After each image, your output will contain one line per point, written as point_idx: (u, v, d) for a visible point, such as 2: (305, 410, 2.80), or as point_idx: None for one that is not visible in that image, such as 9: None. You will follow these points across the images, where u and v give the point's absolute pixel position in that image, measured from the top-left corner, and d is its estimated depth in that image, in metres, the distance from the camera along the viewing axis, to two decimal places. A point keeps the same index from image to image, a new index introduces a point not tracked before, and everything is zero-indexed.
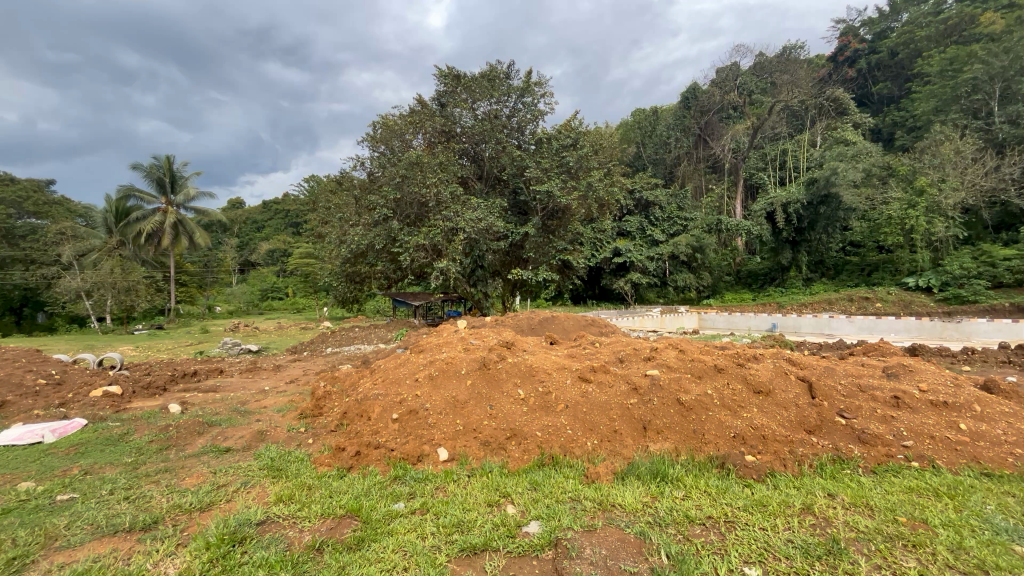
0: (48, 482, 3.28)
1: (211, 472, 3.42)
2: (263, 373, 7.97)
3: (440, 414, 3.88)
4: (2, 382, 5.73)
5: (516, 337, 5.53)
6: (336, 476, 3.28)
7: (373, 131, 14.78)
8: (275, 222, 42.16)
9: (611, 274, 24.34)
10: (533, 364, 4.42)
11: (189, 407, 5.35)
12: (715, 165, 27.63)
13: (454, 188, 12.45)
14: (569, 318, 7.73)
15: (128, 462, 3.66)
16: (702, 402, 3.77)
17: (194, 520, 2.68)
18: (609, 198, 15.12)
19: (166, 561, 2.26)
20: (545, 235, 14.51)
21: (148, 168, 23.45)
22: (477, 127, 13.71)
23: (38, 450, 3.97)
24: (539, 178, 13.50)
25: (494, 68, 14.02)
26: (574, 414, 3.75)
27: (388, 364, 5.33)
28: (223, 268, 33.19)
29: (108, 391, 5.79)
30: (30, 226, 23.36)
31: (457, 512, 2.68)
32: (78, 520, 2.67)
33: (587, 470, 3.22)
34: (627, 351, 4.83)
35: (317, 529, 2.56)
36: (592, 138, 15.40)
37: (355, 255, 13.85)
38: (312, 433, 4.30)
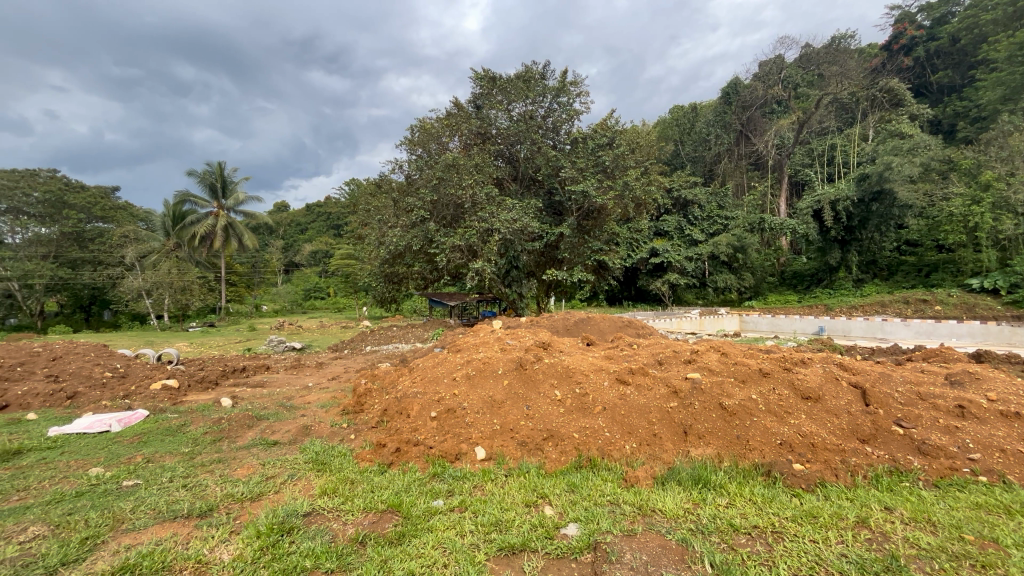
0: (115, 468, 3.51)
1: (261, 464, 3.57)
2: (307, 369, 8.27)
3: (477, 413, 3.92)
4: (74, 374, 6.19)
5: (552, 337, 5.52)
6: (378, 471, 3.36)
7: (412, 135, 15.07)
8: (318, 224, 43.77)
9: (648, 275, 23.93)
10: (570, 365, 4.38)
11: (239, 402, 5.62)
12: (758, 162, 26.69)
13: (489, 189, 12.54)
14: (605, 319, 7.63)
15: (185, 452, 3.87)
16: (746, 407, 3.64)
17: (245, 510, 2.80)
18: (646, 198, 14.88)
19: (221, 547, 2.37)
20: (581, 236, 14.40)
21: (202, 174, 24.81)
22: (512, 128, 13.72)
23: (107, 438, 4.26)
24: (574, 178, 13.43)
25: (530, 69, 14.02)
26: (611, 416, 3.70)
27: (426, 363, 5.41)
28: (269, 269, 34.71)
29: (166, 384, 6.15)
30: (98, 230, 25.10)
31: (495, 511, 2.69)
32: (142, 505, 2.84)
33: (626, 473, 3.17)
34: (665, 353, 4.71)
35: (360, 523, 2.63)
36: (628, 137, 15.19)
37: (393, 256, 14.16)
38: (354, 429, 4.42)
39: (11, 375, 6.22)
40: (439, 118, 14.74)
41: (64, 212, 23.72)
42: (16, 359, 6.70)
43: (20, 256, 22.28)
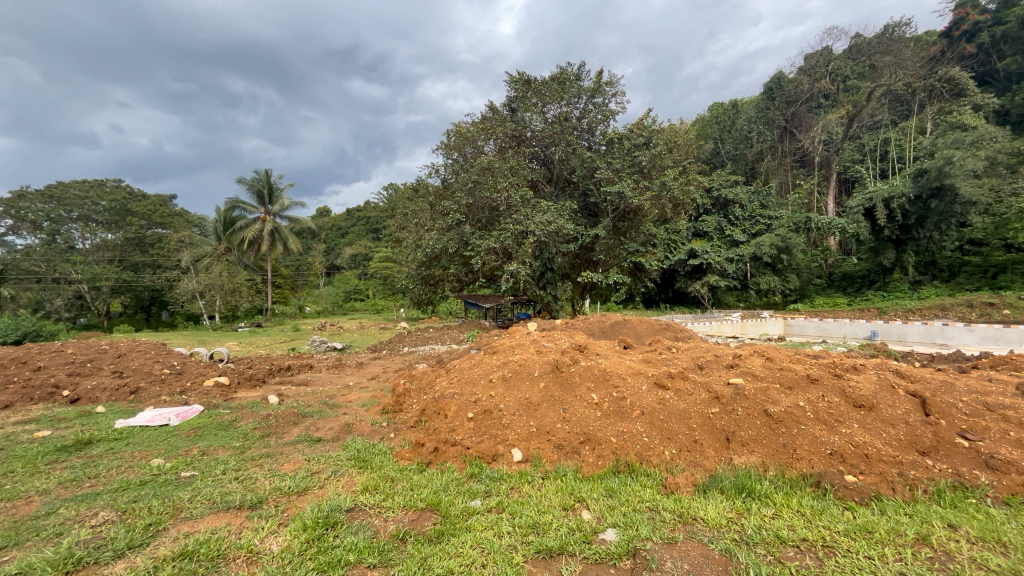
0: (174, 460, 3.73)
1: (306, 459, 3.71)
2: (347, 369, 8.52)
3: (513, 415, 3.94)
4: (137, 371, 6.62)
5: (588, 340, 5.48)
6: (417, 470, 3.43)
7: (447, 139, 15.28)
8: (358, 228, 45.10)
9: (686, 277, 23.34)
10: (607, 369, 4.33)
11: (285, 399, 5.86)
12: (804, 159, 25.64)
13: (524, 192, 12.54)
14: (642, 322, 7.49)
15: (237, 446, 4.07)
16: (793, 415, 3.49)
17: (293, 503, 2.91)
18: (685, 198, 14.54)
19: (271, 538, 2.48)
20: (617, 237, 14.23)
21: (250, 181, 26.01)
22: (547, 130, 13.72)
23: (167, 431, 4.54)
24: (610, 179, 13.29)
25: (565, 70, 13.97)
26: (650, 421, 3.63)
27: (463, 364, 5.48)
28: (312, 272, 36.07)
29: (218, 381, 6.48)
30: (157, 235, 26.73)
31: (533, 513, 2.69)
32: (199, 495, 3.01)
33: (666, 479, 3.10)
34: (707, 358, 4.58)
35: (400, 520, 2.68)
36: (666, 136, 14.92)
37: (430, 258, 14.41)
38: (394, 427, 4.53)
39: (82, 370, 6.71)
40: (475, 122, 14.87)
41: (127, 219, 25.37)
42: (87, 356, 7.23)
43: (89, 260, 24.04)
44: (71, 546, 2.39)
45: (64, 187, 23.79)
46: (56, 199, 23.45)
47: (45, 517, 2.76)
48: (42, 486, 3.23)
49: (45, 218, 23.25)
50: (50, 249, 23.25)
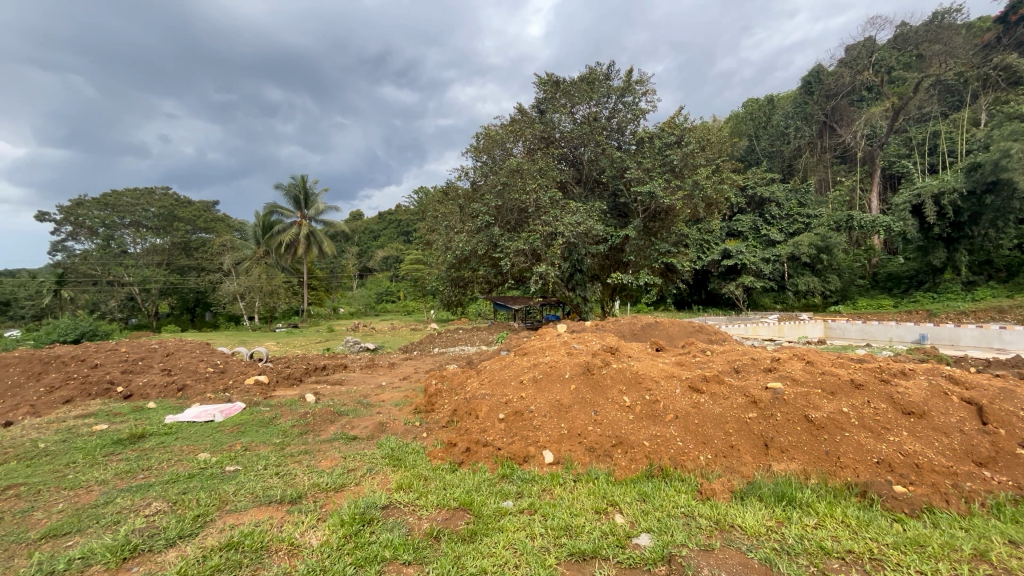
0: (220, 454, 3.91)
1: (342, 456, 3.81)
2: (380, 369, 8.69)
3: (544, 417, 3.93)
4: (183, 369, 6.96)
5: (619, 342, 5.41)
6: (449, 469, 3.48)
7: (476, 142, 15.40)
8: (390, 231, 46.03)
9: (720, 278, 22.73)
10: (639, 371, 4.26)
11: (321, 398, 6.04)
12: (845, 154, 24.63)
13: (553, 193, 12.50)
14: (675, 324, 7.35)
15: (277, 442, 4.22)
16: (836, 421, 3.36)
17: (330, 499, 3.00)
18: (718, 197, 14.21)
19: (311, 532, 2.56)
20: (647, 238, 14.03)
21: (288, 187, 26.91)
22: (576, 131, 13.66)
23: (212, 426, 4.75)
24: (640, 179, 13.10)
25: (594, 70, 13.90)
26: (684, 425, 3.56)
27: (494, 365, 5.52)
28: (346, 274, 37.02)
29: (258, 379, 6.74)
30: (201, 240, 27.97)
31: (565, 515, 2.68)
32: (242, 488, 3.13)
33: (701, 485, 3.03)
34: (743, 361, 4.46)
35: (434, 518, 2.72)
36: (698, 134, 14.63)
37: (460, 260, 14.56)
38: (427, 427, 4.59)
39: (134, 368, 7.09)
40: (504, 124, 14.94)
41: (174, 225, 26.66)
42: (138, 355, 7.63)
43: (140, 264, 25.41)
44: (129, 533, 2.53)
45: (117, 195, 25.25)
46: (110, 206, 24.93)
47: (104, 506, 2.93)
48: (102, 476, 3.44)
49: (100, 224, 24.75)
50: (105, 253, 24.74)
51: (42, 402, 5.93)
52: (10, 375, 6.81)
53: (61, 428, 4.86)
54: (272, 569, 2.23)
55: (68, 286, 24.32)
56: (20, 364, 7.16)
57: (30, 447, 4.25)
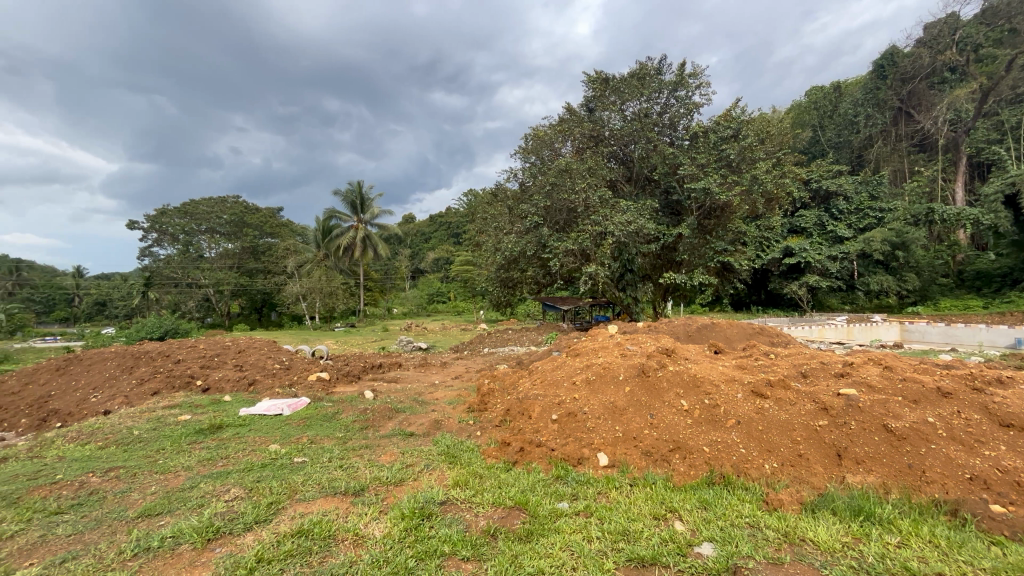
0: (288, 446, 4.15)
1: (400, 452, 3.93)
2: (433, 368, 8.89)
3: (599, 419, 3.87)
4: (254, 365, 7.46)
5: (675, 343, 5.26)
6: (504, 469, 3.49)
7: (525, 144, 15.44)
8: (440, 234, 47.13)
9: (781, 278, 21.54)
10: (698, 374, 4.12)
11: (379, 395, 6.26)
12: (924, 142, 22.66)
13: (603, 192, 12.32)
14: (733, 326, 7.05)
15: (340, 436, 4.42)
16: (920, 432, 3.09)
17: (390, 492, 3.11)
18: (779, 192, 13.49)
19: (374, 524, 2.66)
20: (701, 236, 13.53)
21: (345, 193, 28.14)
22: (626, 128, 13.37)
23: (281, 419, 5.04)
24: (693, 175, 12.65)
25: (645, 66, 13.58)
26: (747, 431, 3.40)
27: (546, 365, 5.51)
28: (399, 275, 38.29)
29: (320, 376, 7.09)
30: (267, 245, 29.77)
31: (622, 520, 2.63)
32: (309, 479, 3.31)
33: (766, 495, 2.88)
34: (812, 365, 4.21)
35: (491, 516, 2.75)
36: (757, 127, 13.96)
37: (508, 261, 14.64)
38: (480, 426, 4.65)
39: (211, 363, 7.67)
40: (552, 124, 14.89)
41: (243, 230, 28.51)
42: (214, 351, 8.26)
43: (214, 267, 27.47)
44: (212, 516, 2.74)
45: (195, 204, 27.38)
46: (189, 214, 27.07)
47: (190, 490, 3.18)
48: (188, 463, 3.75)
49: (181, 231, 26.94)
50: (185, 258, 26.96)
51: (134, 394, 6.53)
52: (108, 368, 7.55)
53: (152, 417, 5.33)
54: (340, 557, 2.33)
55: (154, 288, 27.11)
56: (116, 358, 7.92)
57: (126, 434, 4.69)
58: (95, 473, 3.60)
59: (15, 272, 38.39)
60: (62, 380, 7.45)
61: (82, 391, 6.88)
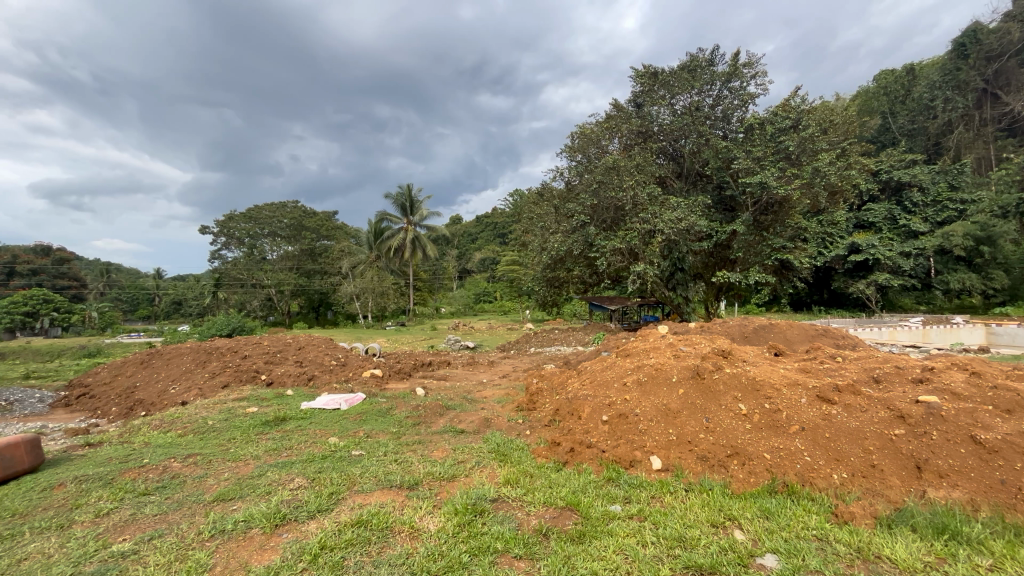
0: (346, 439, 4.33)
1: (452, 448, 4.01)
2: (481, 367, 9.00)
3: (651, 421, 3.77)
4: (313, 361, 7.87)
5: (732, 345, 5.05)
6: (554, 469, 3.47)
7: (571, 142, 15.22)
8: (486, 234, 47.71)
9: (846, 276, 20.23)
10: (757, 377, 3.93)
11: (430, 392, 6.41)
12: (1015, 126, 20.64)
13: (652, 188, 12.02)
14: (794, 328, 6.69)
15: (394, 431, 4.56)
16: (1015, 445, 2.80)
17: (444, 488, 3.17)
18: (844, 185, 12.67)
19: (428, 518, 2.72)
20: (757, 233, 12.91)
21: (396, 195, 28.99)
22: (676, 123, 12.96)
23: (339, 413, 5.28)
24: (749, 169, 12.11)
25: (696, 57, 13.14)
26: (812, 439, 3.21)
27: (595, 365, 5.43)
28: (446, 275, 39.11)
29: (374, 372, 7.37)
30: (323, 247, 31.18)
31: (678, 526, 2.55)
32: (367, 472, 3.44)
33: (835, 507, 2.70)
34: (886, 370, 3.93)
35: (542, 516, 2.75)
36: (818, 116, 13.21)
37: (555, 261, 14.57)
38: (529, 425, 4.64)
39: (274, 358, 8.15)
40: (598, 121, 14.65)
41: (302, 233, 30.00)
42: (277, 347, 8.76)
43: (276, 269, 29.12)
44: (279, 503, 2.90)
45: (258, 209, 29.09)
46: (253, 219, 28.81)
47: (258, 477, 3.39)
48: (256, 452, 4.00)
49: (246, 235, 28.76)
50: (249, 260, 28.74)
51: (207, 386, 7.04)
52: (184, 362, 8.18)
53: (223, 408, 5.73)
54: (397, 549, 2.40)
55: (223, 288, 29.12)
56: (191, 353, 8.58)
57: (202, 423, 5.07)
58: (176, 459, 3.91)
59: (105, 274, 42.50)
60: (146, 372, 8.16)
61: (163, 383, 7.49)
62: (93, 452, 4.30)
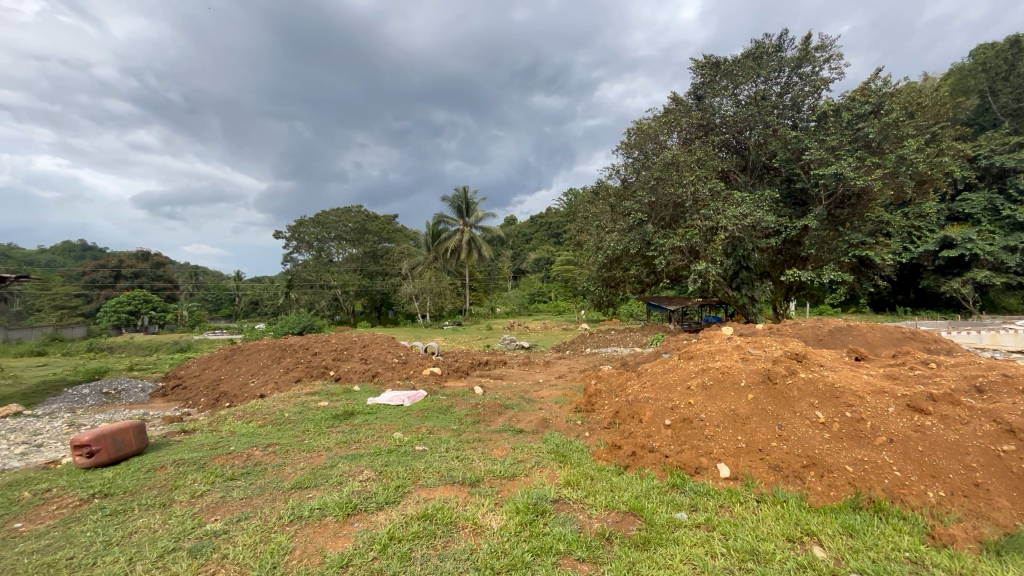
0: (409, 434, 4.49)
1: (512, 448, 4.04)
2: (537, 367, 9.00)
3: (717, 427, 3.62)
4: (377, 359, 8.22)
5: (807, 348, 4.73)
6: (615, 472, 3.41)
7: (627, 138, 14.77)
8: (541, 235, 47.76)
9: (937, 274, 18.43)
10: (836, 384, 3.66)
11: (488, 391, 6.49)
12: None
13: (714, 183, 11.51)
14: (876, 331, 6.19)
15: (454, 428, 4.67)
16: None
17: (504, 486, 3.20)
18: (934, 173, 11.50)
19: (491, 515, 2.76)
20: (832, 228, 12.03)
21: (453, 198, 29.65)
22: (740, 113, 12.31)
23: (402, 409, 5.48)
24: (822, 160, 11.28)
25: (762, 44, 12.45)
26: (902, 452, 2.95)
27: (656, 367, 5.27)
28: (501, 276, 39.57)
29: (433, 370, 7.57)
30: (384, 249, 32.46)
31: (750, 539, 2.42)
32: (430, 467, 3.55)
33: (931, 528, 2.45)
34: (990, 378, 3.52)
35: (604, 519, 2.71)
36: (903, 99, 12.10)
37: (611, 260, 14.29)
38: (588, 427, 4.59)
39: (342, 355, 8.60)
40: (656, 116, 14.18)
41: (365, 236, 31.39)
42: (343, 345, 9.23)
43: (341, 271, 30.68)
44: (350, 494, 3.05)
45: (325, 215, 30.74)
46: (321, 224, 30.48)
47: (331, 468, 3.59)
48: (328, 444, 4.23)
49: (315, 239, 30.51)
50: (318, 263, 30.48)
51: (283, 380, 7.56)
52: (263, 357, 8.84)
53: (298, 401, 6.11)
54: (461, 544, 2.45)
55: (294, 289, 31.09)
56: (268, 349, 9.22)
57: (279, 415, 5.44)
58: (258, 448, 4.21)
59: (194, 276, 46.61)
60: (229, 366, 8.89)
61: (243, 376, 8.13)
62: (188, 439, 4.73)
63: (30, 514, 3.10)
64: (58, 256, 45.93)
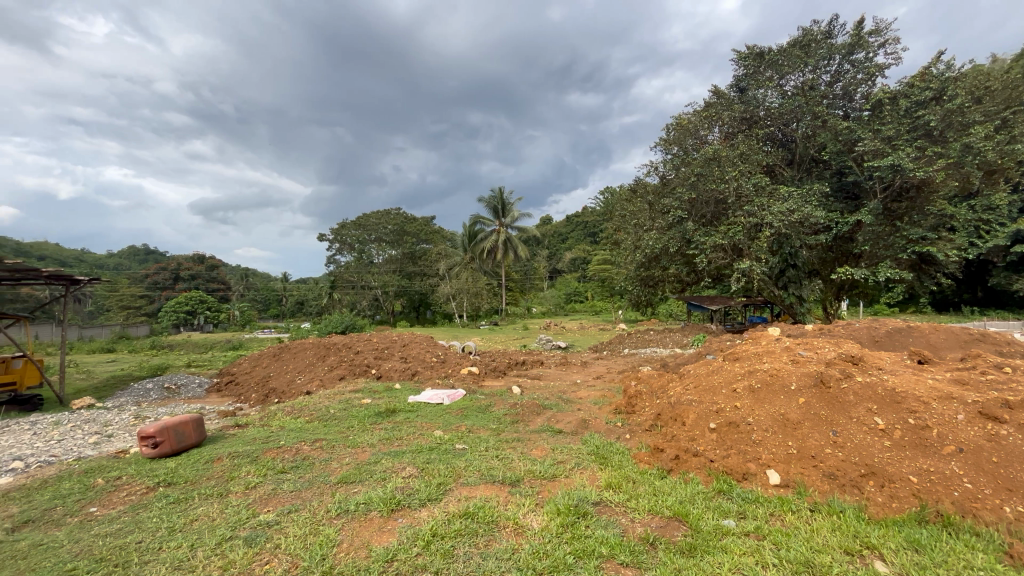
0: (449, 432, 4.55)
1: (551, 448, 4.02)
2: (574, 367, 8.92)
3: (766, 432, 3.47)
4: (417, 358, 8.38)
5: (864, 350, 4.47)
6: (658, 476, 3.33)
7: (666, 134, 14.41)
8: (577, 234, 47.40)
9: (1008, 271, 17.08)
10: (898, 388, 3.44)
11: (526, 391, 6.49)
12: None
13: (758, 178, 11.09)
14: (940, 332, 5.79)
15: (493, 427, 4.71)
16: None
17: (545, 487, 3.19)
18: (1004, 162, 10.67)
19: (532, 515, 2.76)
20: (888, 223, 11.35)
21: (489, 199, 29.85)
22: (786, 104, 11.78)
23: (442, 407, 5.57)
24: (877, 151, 10.64)
25: (810, 31, 11.87)
26: (973, 463, 2.75)
27: (699, 368, 5.11)
28: (537, 276, 39.50)
29: (471, 370, 7.64)
30: (423, 250, 33.04)
31: (804, 550, 2.31)
32: (470, 465, 3.58)
33: (1008, 546, 2.26)
34: None
35: (648, 524, 2.65)
36: (968, 84, 11.27)
37: (649, 258, 14.00)
38: (628, 429, 4.51)
39: (383, 354, 8.82)
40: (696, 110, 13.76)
41: (403, 238, 32.04)
42: (384, 343, 9.46)
43: (381, 271, 31.45)
44: (393, 490, 3.12)
45: (366, 217, 31.58)
46: (362, 226, 31.35)
47: (374, 464, 3.69)
48: (372, 440, 4.35)
49: (356, 241, 31.43)
50: (359, 264, 31.37)
51: (328, 377, 7.85)
52: (309, 355, 9.20)
53: (342, 398, 6.32)
54: (502, 543, 2.46)
55: (336, 290, 32.14)
56: (313, 348, 9.59)
57: (324, 411, 5.64)
58: (306, 442, 4.38)
59: (244, 277, 48.90)
60: (278, 363, 9.30)
61: (291, 373, 8.48)
62: (242, 432, 4.98)
63: (103, 499, 3.35)
64: (124, 260, 49.28)
